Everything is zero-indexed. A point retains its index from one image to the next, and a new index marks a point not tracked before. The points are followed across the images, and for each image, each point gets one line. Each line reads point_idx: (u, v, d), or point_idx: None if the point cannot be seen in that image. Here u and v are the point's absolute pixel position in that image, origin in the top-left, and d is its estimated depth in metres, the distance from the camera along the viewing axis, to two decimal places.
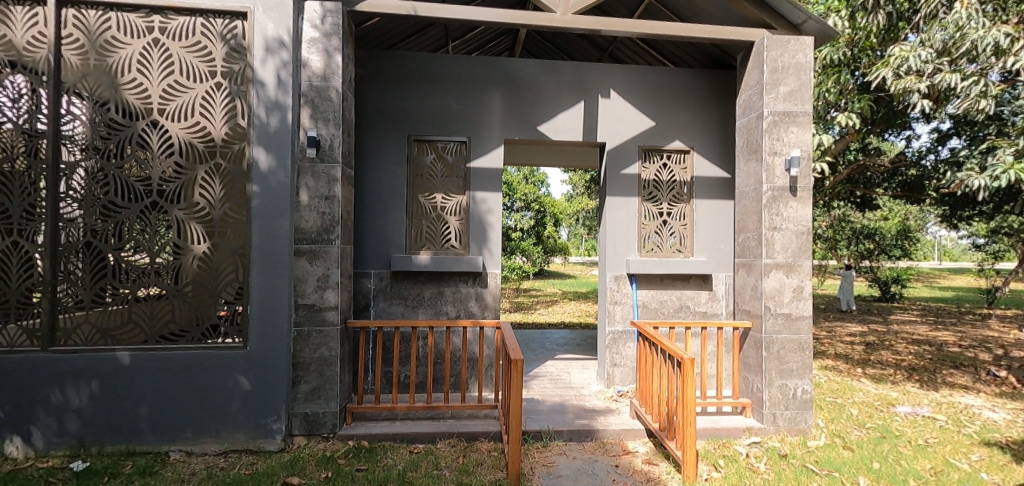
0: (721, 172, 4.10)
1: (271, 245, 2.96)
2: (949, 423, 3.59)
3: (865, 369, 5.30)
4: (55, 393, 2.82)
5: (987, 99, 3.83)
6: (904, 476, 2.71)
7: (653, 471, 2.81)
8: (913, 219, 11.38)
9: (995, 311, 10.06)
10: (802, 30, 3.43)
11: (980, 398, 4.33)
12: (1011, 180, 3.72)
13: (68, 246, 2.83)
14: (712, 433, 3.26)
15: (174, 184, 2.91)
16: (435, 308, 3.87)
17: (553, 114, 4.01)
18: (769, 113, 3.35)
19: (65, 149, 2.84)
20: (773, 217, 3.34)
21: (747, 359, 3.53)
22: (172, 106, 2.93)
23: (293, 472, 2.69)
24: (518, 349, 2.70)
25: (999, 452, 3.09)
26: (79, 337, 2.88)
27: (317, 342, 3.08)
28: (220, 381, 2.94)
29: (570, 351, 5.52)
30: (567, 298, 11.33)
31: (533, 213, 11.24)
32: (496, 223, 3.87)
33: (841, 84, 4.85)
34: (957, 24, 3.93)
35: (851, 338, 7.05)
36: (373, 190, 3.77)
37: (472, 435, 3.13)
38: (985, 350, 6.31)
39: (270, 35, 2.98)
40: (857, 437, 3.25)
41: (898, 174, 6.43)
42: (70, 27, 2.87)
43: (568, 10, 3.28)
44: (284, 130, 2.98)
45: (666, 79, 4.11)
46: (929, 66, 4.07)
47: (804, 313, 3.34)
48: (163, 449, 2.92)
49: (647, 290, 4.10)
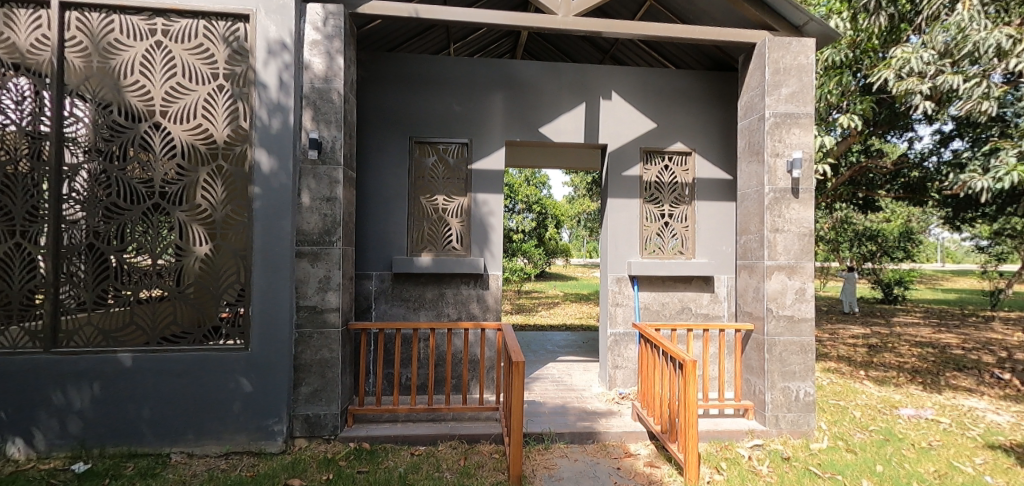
0: (722, 174, 4.10)
1: (272, 247, 2.96)
2: (953, 426, 3.57)
3: (868, 371, 5.28)
4: (57, 395, 2.83)
5: (989, 100, 3.83)
6: (908, 479, 2.70)
7: (655, 474, 2.80)
8: (915, 220, 11.35)
9: (998, 314, 10.01)
10: (803, 31, 3.44)
11: (984, 401, 4.31)
12: (1014, 182, 3.71)
13: (71, 248, 2.83)
14: (714, 436, 3.24)
15: (176, 186, 2.92)
16: (437, 310, 3.86)
17: (554, 116, 4.01)
18: (770, 115, 3.34)
19: (68, 151, 2.86)
20: (775, 220, 3.33)
21: (749, 361, 3.51)
22: (174, 108, 2.93)
23: (293, 474, 2.69)
24: (518, 351, 2.70)
25: (1003, 455, 3.07)
26: (81, 339, 2.88)
27: (318, 344, 3.08)
28: (221, 383, 2.94)
29: (571, 353, 5.51)
30: (568, 300, 11.32)
31: (534, 215, 11.23)
32: (497, 225, 3.87)
33: (843, 86, 4.84)
34: (959, 26, 3.91)
35: (854, 340, 7.03)
36: (374, 192, 3.77)
37: (473, 437, 3.12)
38: (988, 353, 6.28)
39: (272, 37, 2.99)
40: (860, 439, 3.23)
41: (901, 176, 6.39)
42: (73, 29, 2.88)
43: (569, 12, 3.28)
44: (286, 132, 2.98)
45: (668, 81, 4.10)
46: (931, 67, 4.05)
47: (807, 315, 3.33)
48: (164, 451, 2.92)
49: (648, 292, 4.09)
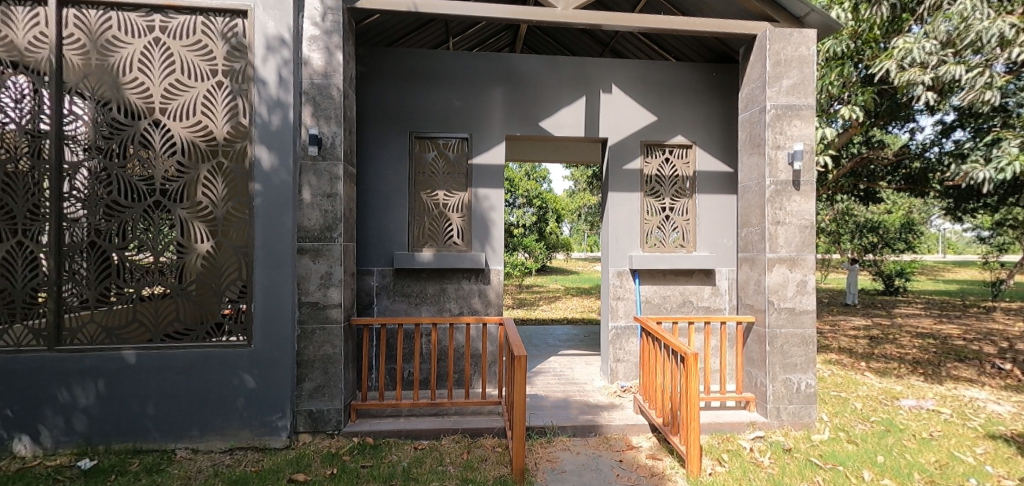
0: (723, 167, 4.09)
1: (274, 244, 2.96)
2: (954, 417, 3.59)
3: (869, 363, 5.27)
4: (62, 392, 2.84)
5: (992, 90, 3.80)
6: (909, 469, 2.72)
7: (657, 466, 2.81)
8: (916, 211, 11.38)
9: (999, 304, 10.00)
10: (804, 23, 3.42)
11: (984, 391, 4.32)
12: (1016, 172, 3.70)
13: (73, 246, 2.84)
14: (716, 428, 3.26)
15: (177, 183, 2.92)
16: (439, 305, 3.88)
17: (554, 110, 3.99)
18: (772, 107, 3.33)
19: (68, 149, 2.85)
20: (776, 212, 3.32)
21: (750, 354, 3.52)
22: (174, 105, 2.93)
23: (298, 469, 2.70)
24: (520, 345, 2.70)
25: (1004, 445, 3.08)
26: (85, 337, 2.90)
27: (321, 340, 3.09)
28: (224, 379, 2.96)
29: (572, 346, 5.53)
30: (569, 294, 11.34)
31: (535, 210, 11.27)
32: (498, 220, 3.87)
33: (845, 78, 4.74)
34: (961, 15, 3.94)
35: (855, 332, 7.02)
36: (375, 188, 3.77)
37: (476, 431, 3.14)
38: (989, 343, 6.28)
39: (271, 33, 2.98)
40: (861, 431, 3.24)
41: (902, 167, 6.32)
42: (71, 27, 2.86)
43: (569, 5, 3.25)
44: (286, 128, 2.97)
45: (668, 74, 4.08)
46: (932, 58, 4.03)
47: (808, 307, 3.33)
48: (169, 447, 2.94)
49: (650, 286, 4.08)
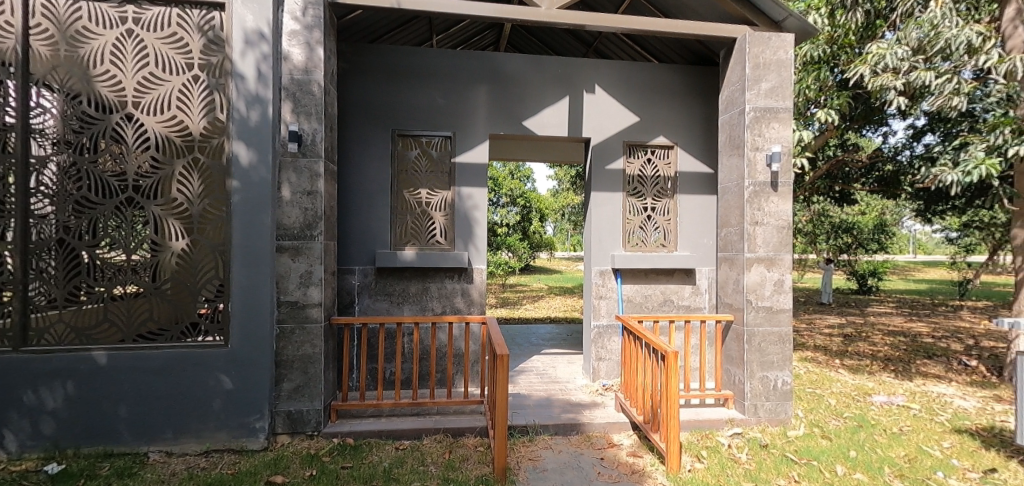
0: (703, 168, 4.15)
1: (252, 241, 2.91)
2: (922, 412, 3.71)
3: (843, 360, 5.41)
4: (28, 394, 2.75)
5: (959, 96, 3.93)
6: (879, 463, 2.80)
7: (637, 463, 2.84)
8: (888, 212, 11.74)
9: (966, 303, 10.36)
10: (782, 27, 3.48)
11: (951, 387, 4.48)
12: (982, 175, 3.85)
13: (40, 243, 2.74)
14: (695, 425, 3.31)
15: (151, 180, 2.84)
16: (421, 305, 3.85)
17: (538, 110, 4.00)
18: (751, 109, 3.39)
19: (35, 143, 2.75)
20: (754, 212, 3.38)
21: (729, 352, 3.58)
22: (148, 99, 2.85)
23: (276, 471, 2.66)
24: (502, 344, 2.70)
25: (969, 438, 3.20)
26: (53, 337, 2.80)
27: (300, 339, 3.04)
28: (200, 380, 2.90)
29: (555, 345, 5.55)
30: (553, 293, 11.39)
31: (518, 209, 11.31)
32: (481, 219, 3.86)
33: (821, 82, 4.85)
34: (931, 23, 4.05)
35: (830, 330, 7.20)
36: (357, 185, 3.73)
37: (458, 431, 3.13)
38: (956, 340, 6.52)
39: (249, 27, 2.91)
40: (834, 426, 3.33)
41: (876, 169, 6.50)
42: (38, 16, 2.76)
43: (553, 5, 3.26)
44: (264, 124, 2.92)
45: (650, 75, 4.13)
46: (904, 63, 4.14)
47: (785, 306, 3.41)
48: (142, 450, 2.86)
49: (632, 286, 4.12)
